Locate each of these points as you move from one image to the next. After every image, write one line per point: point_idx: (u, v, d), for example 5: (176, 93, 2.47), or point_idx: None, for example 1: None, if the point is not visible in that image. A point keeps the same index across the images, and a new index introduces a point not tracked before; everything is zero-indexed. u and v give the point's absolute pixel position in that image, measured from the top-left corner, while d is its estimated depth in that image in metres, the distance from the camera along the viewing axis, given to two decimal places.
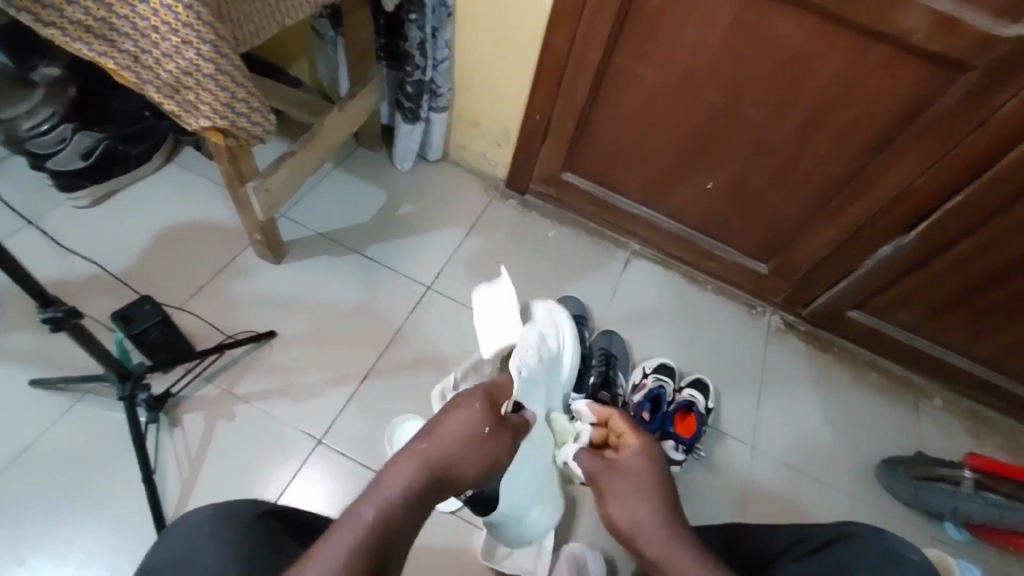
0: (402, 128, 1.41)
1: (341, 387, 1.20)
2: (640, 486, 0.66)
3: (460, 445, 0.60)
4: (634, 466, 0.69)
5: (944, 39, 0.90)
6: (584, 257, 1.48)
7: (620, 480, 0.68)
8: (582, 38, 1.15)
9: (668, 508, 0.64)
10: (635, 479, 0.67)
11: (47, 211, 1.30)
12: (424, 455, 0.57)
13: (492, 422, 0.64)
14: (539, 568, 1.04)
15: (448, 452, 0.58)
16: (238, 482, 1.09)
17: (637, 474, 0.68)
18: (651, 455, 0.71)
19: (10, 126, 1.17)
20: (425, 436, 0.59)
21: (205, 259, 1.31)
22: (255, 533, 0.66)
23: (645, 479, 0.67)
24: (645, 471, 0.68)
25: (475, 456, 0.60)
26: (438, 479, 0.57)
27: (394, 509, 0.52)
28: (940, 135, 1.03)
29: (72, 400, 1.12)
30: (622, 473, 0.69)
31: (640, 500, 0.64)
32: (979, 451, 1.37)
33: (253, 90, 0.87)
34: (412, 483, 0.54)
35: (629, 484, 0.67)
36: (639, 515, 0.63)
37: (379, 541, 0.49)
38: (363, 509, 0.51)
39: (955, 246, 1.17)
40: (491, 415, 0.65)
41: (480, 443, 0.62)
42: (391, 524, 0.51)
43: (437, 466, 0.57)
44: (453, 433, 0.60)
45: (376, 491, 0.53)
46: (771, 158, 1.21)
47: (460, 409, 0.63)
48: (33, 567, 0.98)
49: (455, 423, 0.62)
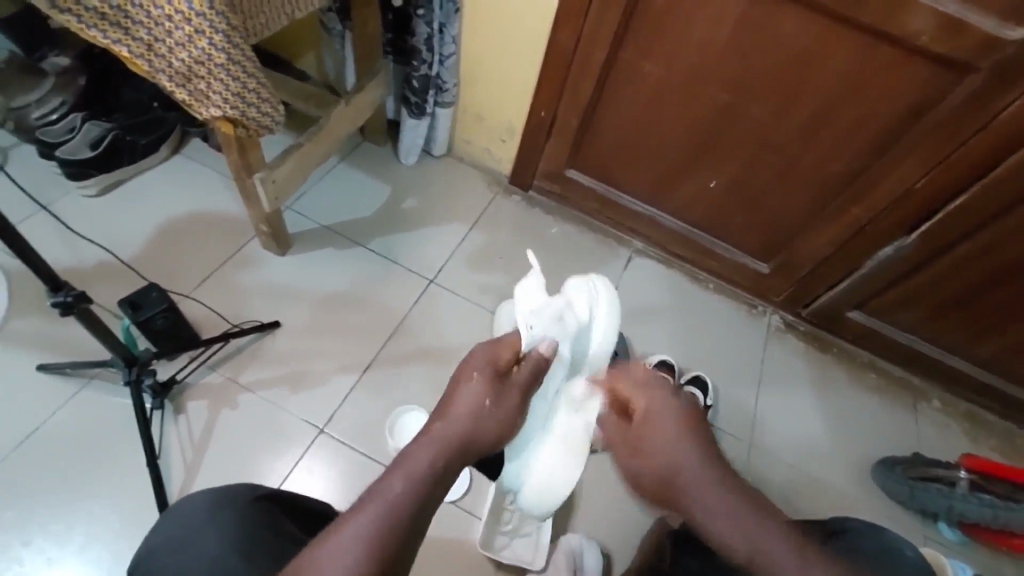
0: (408, 123, 1.42)
1: (343, 377, 1.22)
2: (661, 422, 0.63)
3: (471, 418, 0.60)
4: (647, 407, 0.66)
5: (949, 41, 0.91)
6: (586, 253, 1.49)
7: (650, 431, 0.63)
8: (587, 36, 1.17)
9: (694, 428, 0.63)
10: (652, 418, 0.64)
11: (57, 198, 1.32)
12: (438, 433, 0.58)
13: (499, 390, 0.64)
14: (536, 560, 1.06)
15: (463, 428, 0.59)
16: (241, 468, 1.10)
17: (654, 410, 0.65)
18: (661, 390, 0.67)
19: (20, 115, 1.22)
20: (437, 417, 0.60)
21: (212, 249, 1.32)
22: (258, 518, 0.67)
23: (664, 413, 0.64)
24: (664, 407, 0.65)
25: (490, 426, 0.61)
26: (458, 452, 0.58)
27: (419, 486, 0.53)
28: (943, 137, 1.04)
29: (78, 385, 1.13)
30: (640, 417, 0.66)
31: (664, 433, 0.62)
32: (975, 452, 1.38)
33: (263, 80, 0.88)
34: (432, 460, 0.56)
35: (648, 427, 0.64)
36: (677, 458, 0.60)
37: (405, 520, 0.51)
38: (386, 488, 0.52)
39: (954, 249, 1.18)
40: (497, 381, 0.64)
41: (491, 411, 0.62)
42: (415, 502, 0.52)
43: (456, 442, 0.58)
44: (464, 407, 0.61)
45: (398, 468, 0.54)
46: (775, 158, 1.21)
47: (465, 381, 0.63)
48: (38, 548, 0.99)
49: (463, 397, 0.62)
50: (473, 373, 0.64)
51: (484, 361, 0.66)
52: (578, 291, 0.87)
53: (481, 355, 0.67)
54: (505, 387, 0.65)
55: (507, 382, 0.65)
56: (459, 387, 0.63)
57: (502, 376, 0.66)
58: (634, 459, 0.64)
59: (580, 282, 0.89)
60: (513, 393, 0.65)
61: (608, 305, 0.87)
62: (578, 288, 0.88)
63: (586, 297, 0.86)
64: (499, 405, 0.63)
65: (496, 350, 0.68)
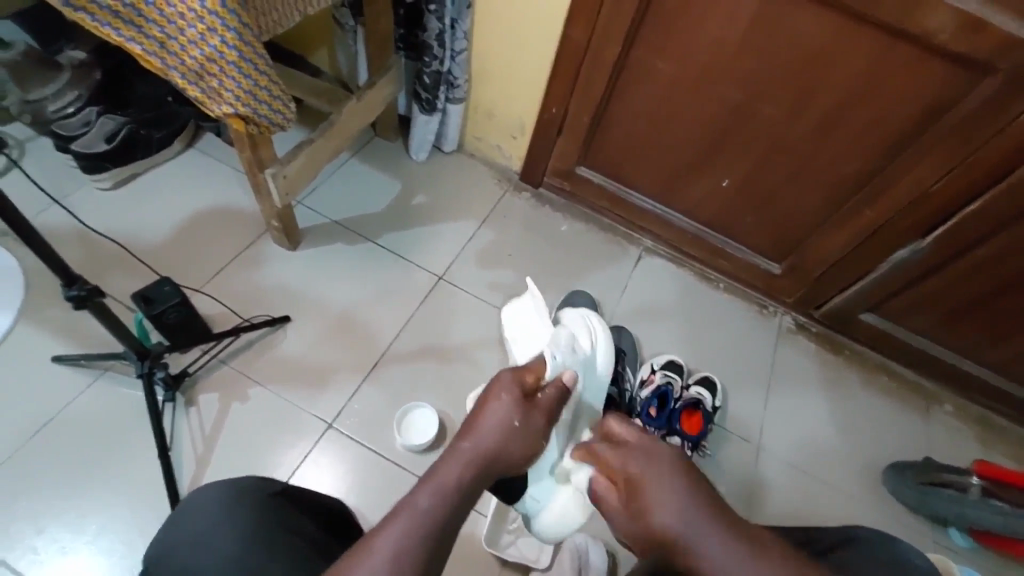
0: (418, 118, 1.43)
1: (353, 372, 1.23)
2: (650, 487, 0.57)
3: (500, 434, 0.61)
4: (636, 478, 0.59)
5: (968, 41, 0.89)
6: (597, 252, 1.48)
7: (648, 487, 0.58)
8: (599, 33, 1.16)
9: (690, 489, 0.56)
10: (641, 484, 0.59)
11: (71, 192, 1.33)
12: (466, 450, 0.58)
13: (525, 408, 0.64)
14: (541, 557, 1.07)
15: (490, 446, 0.59)
16: (251, 460, 1.11)
17: (640, 477, 0.59)
18: (653, 454, 0.61)
19: (37, 107, 1.23)
20: (466, 434, 0.60)
21: (225, 243, 1.33)
22: (274, 510, 0.69)
23: (650, 476, 0.58)
24: (648, 470, 0.59)
25: (516, 446, 0.61)
26: (485, 467, 0.58)
27: (447, 498, 0.54)
28: (961, 137, 1.02)
29: (91, 376, 1.15)
30: (631, 488, 0.59)
31: (657, 499, 0.56)
32: (989, 459, 1.36)
33: (275, 77, 0.88)
34: (460, 476, 0.56)
35: (638, 498, 0.58)
36: (666, 509, 0.55)
37: (437, 528, 0.51)
38: (415, 502, 0.53)
39: (975, 252, 1.15)
40: (523, 400, 0.64)
41: (520, 429, 0.62)
42: (444, 510, 0.53)
43: (481, 459, 0.58)
44: (492, 426, 0.61)
45: (427, 482, 0.55)
46: (787, 157, 1.20)
47: (491, 402, 0.63)
48: (53, 535, 1.01)
49: (491, 413, 0.62)
50: (500, 394, 0.64)
51: (510, 383, 0.66)
52: (578, 327, 0.95)
53: (505, 371, 0.68)
54: (531, 407, 0.65)
55: (535, 403, 0.66)
56: (485, 407, 0.63)
57: (529, 398, 0.66)
58: (632, 532, 0.59)
59: (575, 317, 0.99)
60: (540, 412, 0.65)
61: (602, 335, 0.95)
62: (575, 321, 0.97)
63: (584, 328, 0.94)
64: (526, 425, 0.63)
65: (522, 373, 0.68)
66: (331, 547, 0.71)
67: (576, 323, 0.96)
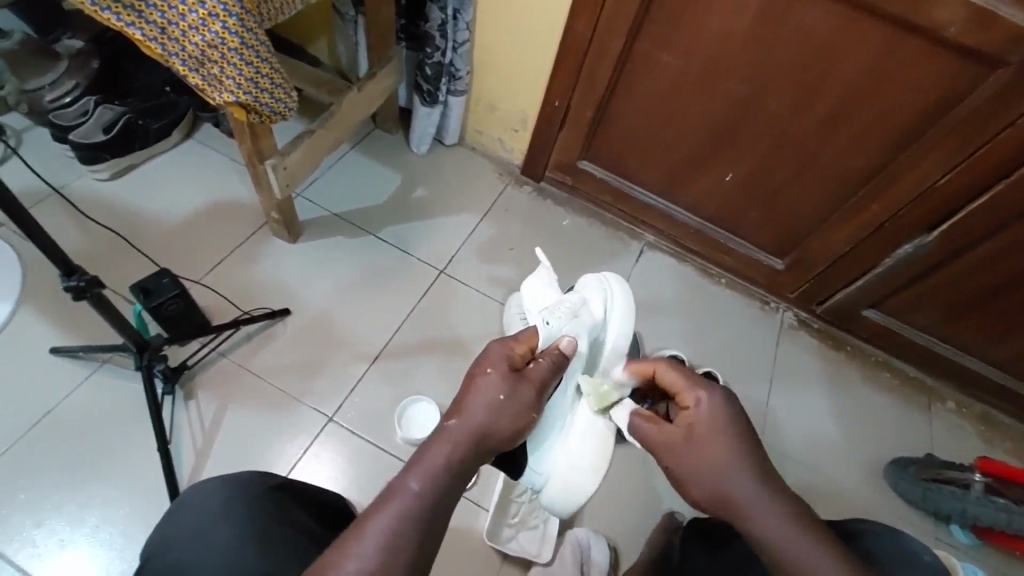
0: (420, 111, 1.42)
1: (354, 365, 1.22)
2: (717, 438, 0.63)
3: (487, 410, 0.59)
4: (699, 421, 0.65)
5: (979, 35, 0.88)
6: (598, 245, 1.48)
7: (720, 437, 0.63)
8: (604, 24, 1.14)
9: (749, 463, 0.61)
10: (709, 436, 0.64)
11: (68, 181, 1.32)
12: (456, 430, 0.57)
13: (514, 381, 0.63)
14: (542, 551, 1.06)
15: (480, 422, 0.58)
16: (250, 454, 1.10)
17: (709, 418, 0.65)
18: (711, 390, 0.68)
19: (34, 97, 1.23)
20: (452, 412, 0.59)
21: (224, 234, 1.32)
22: (273, 504, 0.69)
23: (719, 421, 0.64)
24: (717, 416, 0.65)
25: (506, 420, 0.59)
26: (475, 447, 0.57)
27: (437, 478, 0.53)
28: (971, 130, 1.00)
29: (89, 368, 1.14)
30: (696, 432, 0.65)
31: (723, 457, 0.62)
32: (990, 456, 1.36)
33: (276, 65, 0.87)
34: (449, 456, 0.55)
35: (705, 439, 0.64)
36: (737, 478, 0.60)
37: (426, 515, 0.51)
38: (406, 485, 0.52)
39: (978, 248, 1.15)
40: (512, 373, 0.63)
41: (505, 403, 0.60)
42: (433, 491, 0.52)
43: (471, 437, 0.57)
44: (479, 404, 0.59)
45: (418, 465, 0.54)
46: (792, 151, 1.19)
47: (479, 376, 0.62)
48: (50, 528, 1.00)
49: (479, 391, 0.61)
50: (487, 368, 0.64)
51: (499, 357, 0.65)
52: (592, 293, 0.91)
53: (497, 348, 0.67)
54: (520, 379, 0.63)
55: (524, 373, 0.65)
56: (475, 381, 0.62)
57: (518, 370, 0.65)
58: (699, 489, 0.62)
59: (594, 281, 0.94)
60: (529, 383, 0.64)
61: (619, 306, 0.90)
62: (591, 286, 0.93)
63: (599, 297, 0.90)
64: (515, 398, 0.61)
65: (511, 346, 0.68)
66: (323, 537, 0.70)
67: (591, 290, 0.91)
